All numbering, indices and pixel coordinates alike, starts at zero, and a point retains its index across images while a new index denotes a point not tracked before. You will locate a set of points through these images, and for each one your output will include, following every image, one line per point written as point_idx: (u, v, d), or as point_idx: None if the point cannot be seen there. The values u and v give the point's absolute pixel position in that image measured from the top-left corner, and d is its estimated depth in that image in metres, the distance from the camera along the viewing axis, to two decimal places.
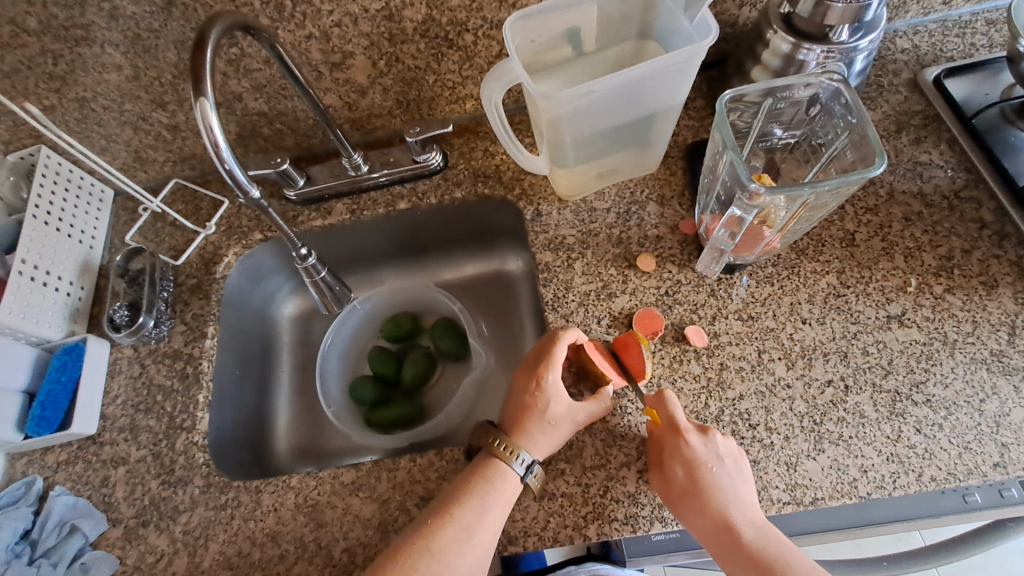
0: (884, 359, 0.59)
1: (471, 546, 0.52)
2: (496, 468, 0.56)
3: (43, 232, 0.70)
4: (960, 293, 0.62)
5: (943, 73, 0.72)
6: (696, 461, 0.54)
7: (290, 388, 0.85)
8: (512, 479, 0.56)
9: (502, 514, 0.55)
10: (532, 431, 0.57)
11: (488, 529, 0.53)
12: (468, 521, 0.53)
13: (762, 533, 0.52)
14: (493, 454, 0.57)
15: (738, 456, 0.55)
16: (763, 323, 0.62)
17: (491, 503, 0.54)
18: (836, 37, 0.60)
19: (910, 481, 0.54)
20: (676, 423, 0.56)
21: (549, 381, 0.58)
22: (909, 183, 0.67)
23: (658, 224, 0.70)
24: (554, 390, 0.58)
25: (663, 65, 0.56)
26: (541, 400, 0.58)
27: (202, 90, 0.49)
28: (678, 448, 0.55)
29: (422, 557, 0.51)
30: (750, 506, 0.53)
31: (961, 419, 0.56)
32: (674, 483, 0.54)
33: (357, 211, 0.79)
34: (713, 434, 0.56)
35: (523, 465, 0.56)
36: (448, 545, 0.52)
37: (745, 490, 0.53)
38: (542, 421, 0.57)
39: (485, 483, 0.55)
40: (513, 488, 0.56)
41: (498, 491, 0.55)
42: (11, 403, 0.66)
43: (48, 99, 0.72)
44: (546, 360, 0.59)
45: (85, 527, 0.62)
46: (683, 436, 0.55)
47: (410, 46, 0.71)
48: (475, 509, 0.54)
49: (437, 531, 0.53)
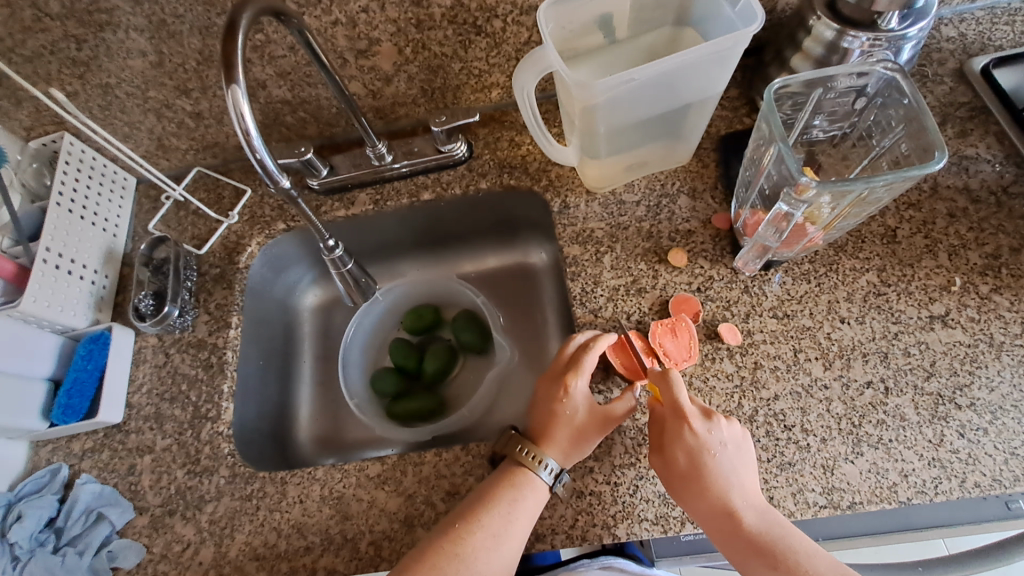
0: (926, 360, 0.57)
1: (498, 556, 0.52)
2: (522, 476, 0.55)
3: (67, 220, 0.70)
4: (1007, 293, 0.59)
5: (993, 62, 0.69)
6: (699, 447, 0.53)
7: (313, 379, 0.85)
8: (539, 488, 0.55)
9: (528, 523, 0.54)
10: (558, 438, 0.57)
11: (514, 539, 0.53)
12: (496, 529, 0.52)
13: (766, 517, 0.51)
14: (522, 464, 0.56)
15: (740, 439, 0.54)
16: (799, 322, 0.61)
17: (518, 512, 0.53)
18: (885, 24, 0.58)
19: (953, 486, 0.53)
20: (680, 408, 0.54)
21: (575, 388, 0.58)
22: (954, 178, 0.65)
23: (690, 218, 0.68)
24: (581, 395, 0.58)
25: (707, 53, 0.53)
26: (569, 407, 0.57)
27: (234, 77, 0.48)
28: (680, 433, 0.54)
29: (450, 562, 0.50)
30: (751, 490, 0.52)
31: (1008, 424, 0.55)
32: (675, 467, 0.53)
33: (381, 202, 0.78)
34: (717, 419, 0.54)
35: (551, 474, 0.56)
36: (476, 551, 0.51)
37: (747, 474, 0.53)
38: (570, 428, 0.57)
39: (513, 491, 0.55)
40: (539, 499, 0.55)
41: (525, 500, 0.54)
42: (37, 391, 0.66)
43: (71, 85, 0.72)
44: (575, 367, 0.59)
45: (111, 515, 0.62)
46: (686, 421, 0.54)
47: (437, 33, 0.69)
48: (503, 517, 0.53)
49: (465, 537, 0.52)
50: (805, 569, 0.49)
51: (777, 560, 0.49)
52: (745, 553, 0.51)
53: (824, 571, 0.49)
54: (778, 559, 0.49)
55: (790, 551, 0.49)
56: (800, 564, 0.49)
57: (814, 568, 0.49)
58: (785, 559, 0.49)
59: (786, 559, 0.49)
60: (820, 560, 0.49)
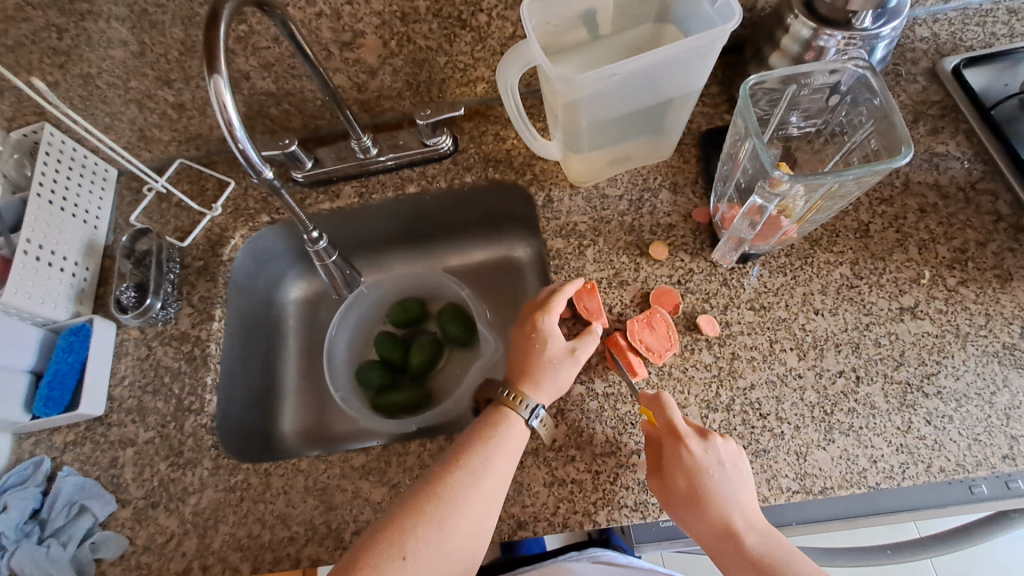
0: (896, 350, 0.59)
1: (478, 492, 0.53)
2: (500, 414, 0.58)
3: (48, 211, 0.69)
4: (974, 286, 0.61)
5: (963, 62, 0.71)
6: (699, 471, 0.53)
7: (298, 372, 0.85)
8: (517, 424, 0.57)
9: (507, 460, 0.55)
10: (534, 372, 0.59)
11: (494, 475, 0.54)
12: (474, 467, 0.54)
13: (767, 539, 0.53)
14: (504, 403, 0.58)
15: (738, 458, 0.55)
16: (776, 314, 0.62)
17: (495, 450, 0.55)
18: (859, 23, 0.59)
19: (919, 471, 0.55)
20: (676, 431, 0.55)
21: (546, 325, 0.61)
22: (925, 174, 0.67)
23: (671, 212, 0.69)
24: (550, 331, 0.61)
25: (685, 49, 0.54)
26: (541, 343, 0.60)
27: (216, 67, 0.48)
28: (678, 455, 0.54)
29: (429, 502, 0.51)
30: (753, 511, 0.53)
31: (971, 411, 0.57)
32: (674, 490, 0.54)
33: (366, 194, 0.78)
34: (713, 438, 0.55)
35: (529, 410, 0.57)
36: (456, 489, 0.52)
37: (747, 494, 0.54)
38: (543, 362, 0.59)
39: (491, 431, 0.56)
40: (517, 434, 0.57)
41: (501, 438, 0.56)
42: (18, 383, 0.66)
43: (51, 74, 0.71)
44: (545, 306, 0.62)
45: (94, 507, 0.62)
46: (684, 445, 0.54)
47: (422, 26, 0.69)
48: (480, 456, 0.54)
49: (445, 477, 0.53)
50: None
51: None
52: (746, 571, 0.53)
53: None
54: None
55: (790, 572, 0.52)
56: None
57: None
58: None
59: None
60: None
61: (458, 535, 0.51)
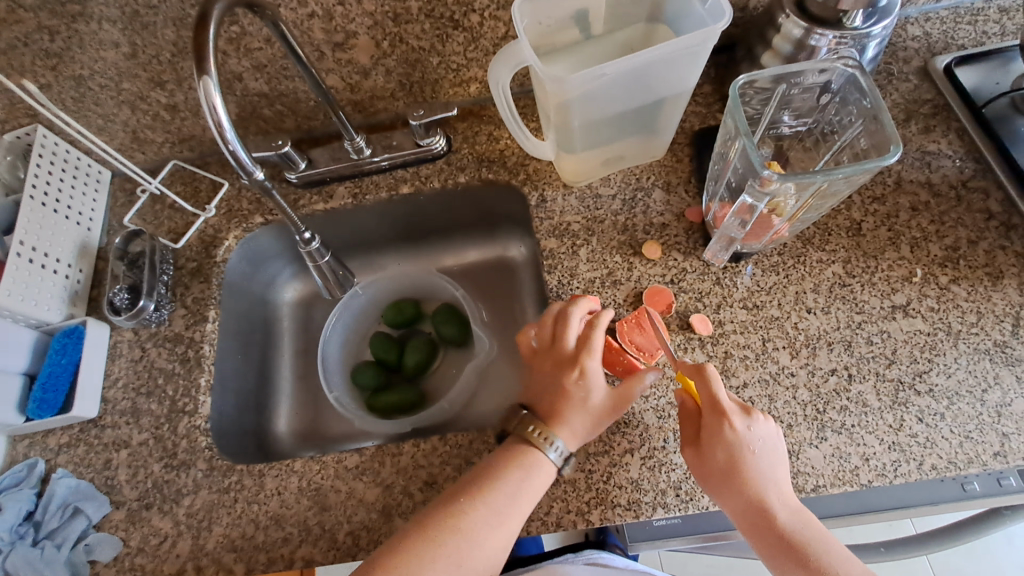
0: (887, 348, 0.60)
1: (499, 532, 0.52)
2: (530, 456, 0.55)
3: (41, 213, 0.69)
4: (965, 284, 0.62)
5: (954, 61, 0.71)
6: (739, 446, 0.53)
7: (293, 373, 0.85)
8: (546, 467, 0.55)
9: (533, 502, 0.54)
10: (570, 418, 0.57)
11: (516, 518, 0.53)
12: (500, 508, 0.52)
13: (799, 518, 0.52)
14: (530, 443, 0.56)
15: (777, 440, 0.54)
16: (768, 312, 0.62)
17: (524, 492, 0.54)
18: (850, 22, 0.59)
19: (911, 469, 0.55)
20: (720, 405, 0.54)
21: (589, 370, 0.58)
22: (917, 172, 0.67)
23: (664, 212, 0.69)
24: (593, 376, 0.58)
25: (675, 49, 0.54)
26: (582, 388, 0.57)
27: (205, 68, 0.48)
28: (719, 429, 0.53)
29: (452, 537, 0.50)
30: (787, 491, 0.53)
31: (962, 408, 0.57)
32: (712, 462, 0.53)
33: (359, 195, 0.78)
34: (755, 416, 0.54)
35: (560, 456, 0.56)
36: (478, 527, 0.51)
37: (781, 473, 0.53)
38: (582, 408, 0.57)
39: (521, 471, 0.55)
40: (546, 478, 0.55)
41: (531, 480, 0.54)
42: (11, 385, 0.66)
43: (43, 76, 0.71)
44: (587, 348, 0.59)
45: (88, 509, 0.62)
46: (728, 420, 0.53)
47: (414, 27, 0.69)
48: (508, 495, 0.53)
49: (470, 513, 0.52)
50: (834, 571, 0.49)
51: (809, 559, 0.50)
52: (777, 550, 0.51)
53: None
54: (810, 559, 0.50)
55: (822, 553, 0.50)
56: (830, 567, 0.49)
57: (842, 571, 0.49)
58: (816, 561, 0.50)
59: (817, 560, 0.50)
60: (851, 564, 0.50)
61: (474, 572, 0.50)
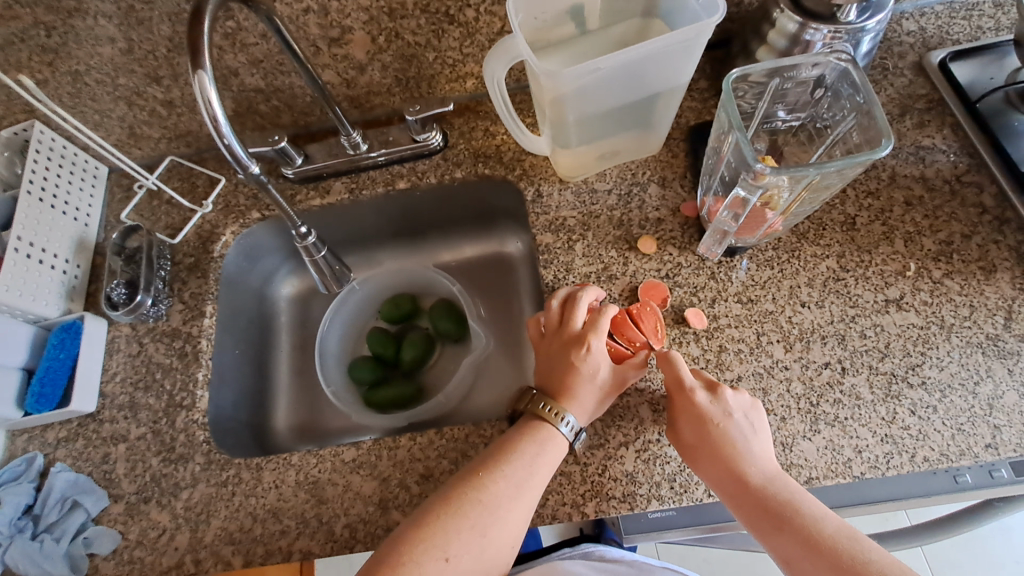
0: (881, 342, 0.60)
1: (518, 503, 0.52)
2: (543, 431, 0.56)
3: (38, 208, 0.69)
4: (958, 278, 0.62)
5: (949, 56, 0.71)
6: (705, 419, 0.54)
7: (291, 369, 0.85)
8: (558, 441, 0.56)
9: (548, 473, 0.55)
10: (579, 394, 0.57)
11: (534, 488, 0.53)
12: (518, 479, 0.53)
13: (774, 482, 0.52)
14: (541, 417, 0.56)
15: (750, 410, 0.56)
16: (762, 307, 0.63)
17: (539, 462, 0.54)
18: (844, 16, 0.58)
19: (904, 461, 0.55)
20: (683, 382, 0.56)
21: (596, 348, 0.58)
22: (911, 167, 0.67)
23: (660, 207, 0.69)
24: (600, 354, 0.58)
25: (670, 43, 0.54)
26: (591, 366, 0.58)
27: (200, 63, 0.48)
28: (685, 407, 0.56)
29: (474, 508, 0.51)
30: (762, 457, 0.53)
31: (955, 401, 0.57)
32: (682, 439, 0.56)
33: (356, 190, 0.78)
34: (722, 391, 0.56)
35: (571, 431, 0.56)
36: (499, 498, 0.52)
37: (756, 441, 0.54)
38: (592, 386, 0.57)
39: (534, 445, 0.55)
40: (558, 453, 0.56)
41: (544, 455, 0.55)
42: (10, 380, 0.66)
43: (40, 72, 0.71)
44: (594, 327, 0.59)
45: (86, 503, 0.62)
46: (690, 395, 0.55)
47: (410, 22, 0.69)
48: (525, 467, 0.54)
49: (489, 484, 0.52)
50: (810, 531, 0.49)
51: (785, 521, 0.50)
52: (753, 517, 0.51)
53: (831, 534, 0.48)
54: (785, 521, 0.50)
55: (797, 514, 0.50)
56: (805, 527, 0.49)
57: (818, 528, 0.48)
58: (791, 523, 0.49)
59: (791, 521, 0.49)
60: (829, 523, 0.49)
61: (498, 545, 0.50)
